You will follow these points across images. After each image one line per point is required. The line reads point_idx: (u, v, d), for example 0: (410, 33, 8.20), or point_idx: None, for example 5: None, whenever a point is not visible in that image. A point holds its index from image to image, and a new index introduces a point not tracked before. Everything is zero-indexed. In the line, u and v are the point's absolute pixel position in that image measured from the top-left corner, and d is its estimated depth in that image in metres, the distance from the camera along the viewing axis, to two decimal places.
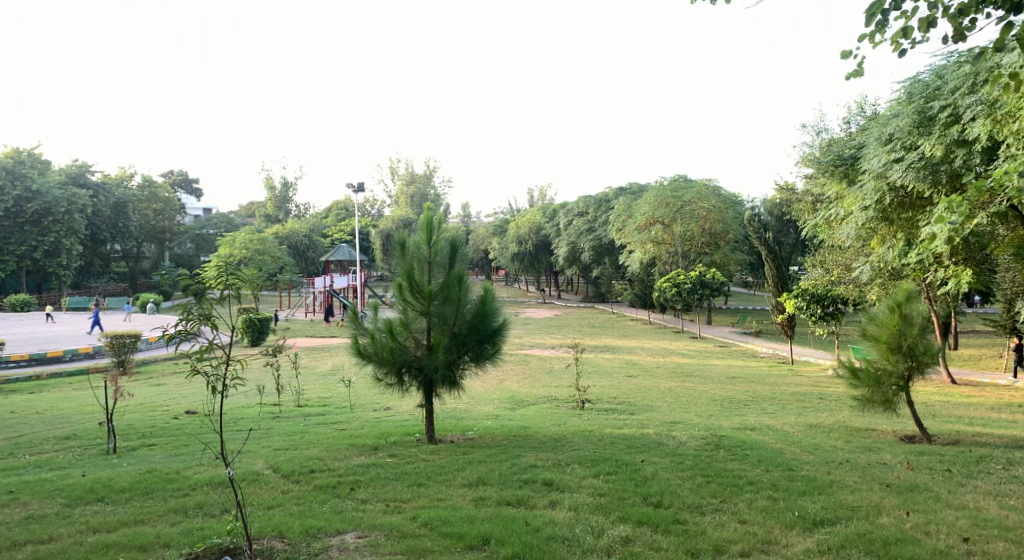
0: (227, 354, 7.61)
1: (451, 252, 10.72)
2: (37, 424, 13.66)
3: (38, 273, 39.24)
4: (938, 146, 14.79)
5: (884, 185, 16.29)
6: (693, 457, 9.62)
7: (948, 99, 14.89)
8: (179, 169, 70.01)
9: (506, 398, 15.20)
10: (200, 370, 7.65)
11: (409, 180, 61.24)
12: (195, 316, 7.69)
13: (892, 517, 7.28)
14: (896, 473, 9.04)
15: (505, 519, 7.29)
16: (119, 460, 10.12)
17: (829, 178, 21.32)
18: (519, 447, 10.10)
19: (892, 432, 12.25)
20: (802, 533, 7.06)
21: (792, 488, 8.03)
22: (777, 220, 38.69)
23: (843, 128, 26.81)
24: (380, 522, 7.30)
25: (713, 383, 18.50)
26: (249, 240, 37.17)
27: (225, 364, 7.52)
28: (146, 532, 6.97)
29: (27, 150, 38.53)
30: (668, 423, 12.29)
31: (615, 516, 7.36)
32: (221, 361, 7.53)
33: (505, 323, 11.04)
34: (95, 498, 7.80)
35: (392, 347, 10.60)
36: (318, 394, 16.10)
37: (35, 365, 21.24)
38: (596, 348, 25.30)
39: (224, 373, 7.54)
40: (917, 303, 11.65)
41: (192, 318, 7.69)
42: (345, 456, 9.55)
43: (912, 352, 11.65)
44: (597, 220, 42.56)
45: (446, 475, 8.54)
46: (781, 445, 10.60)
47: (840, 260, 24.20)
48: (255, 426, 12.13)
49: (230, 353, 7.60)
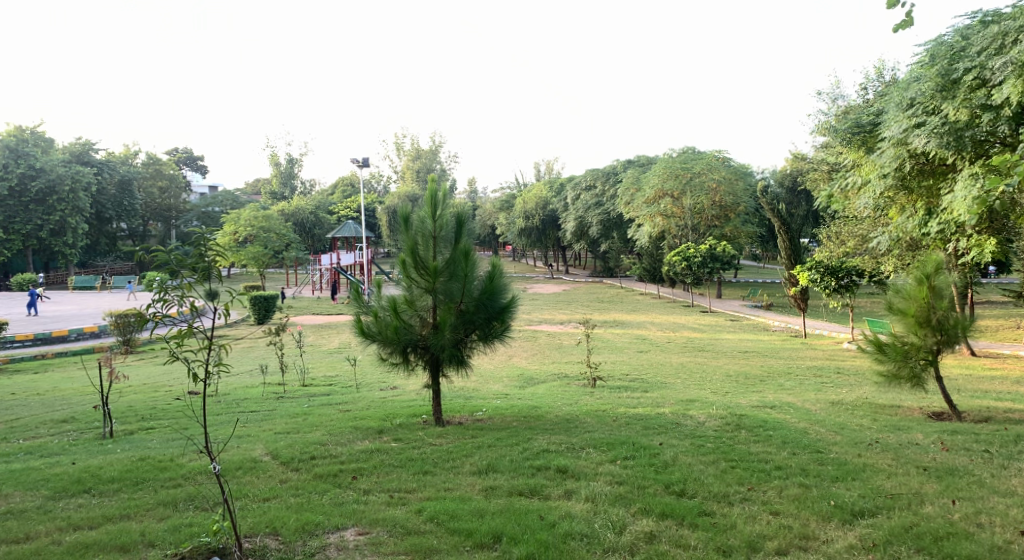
0: (210, 339, 6.99)
1: (456, 227, 10.20)
2: (35, 407, 13.26)
3: (44, 253, 38.90)
4: (961, 110, 14.09)
5: (905, 153, 15.49)
6: (714, 439, 9.11)
7: (973, 60, 14.12)
8: (183, 147, 69.44)
9: (515, 376, 14.73)
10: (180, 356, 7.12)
11: (415, 155, 60.61)
12: (173, 296, 7.13)
13: (937, 507, 6.77)
14: (931, 454, 8.53)
15: (518, 512, 6.81)
16: (114, 445, 9.68)
17: (847, 146, 20.52)
18: (531, 429, 9.61)
19: (918, 409, 11.71)
20: (842, 527, 6.55)
21: (823, 473, 7.54)
22: (788, 191, 37.89)
23: (860, 94, 25.98)
24: (384, 515, 6.82)
25: (727, 358, 18.01)
26: (255, 216, 36.47)
27: (209, 350, 6.89)
28: (130, 529, 6.52)
29: (30, 128, 38.02)
30: (684, 402, 11.76)
31: (637, 508, 6.86)
32: (205, 346, 6.89)
33: (514, 300, 10.48)
34: (82, 490, 7.34)
35: (396, 326, 10.09)
36: (323, 372, 15.69)
37: (41, 345, 20.86)
38: (606, 324, 24.84)
39: (208, 359, 6.87)
40: (946, 274, 11.10)
41: (170, 297, 7.12)
42: (348, 440, 9.09)
43: (942, 326, 11.07)
44: (605, 194, 41.76)
45: (453, 462, 8.05)
46: (805, 424, 10.08)
47: (856, 231, 23.58)
48: (256, 408, 11.66)
49: (212, 337, 6.96)
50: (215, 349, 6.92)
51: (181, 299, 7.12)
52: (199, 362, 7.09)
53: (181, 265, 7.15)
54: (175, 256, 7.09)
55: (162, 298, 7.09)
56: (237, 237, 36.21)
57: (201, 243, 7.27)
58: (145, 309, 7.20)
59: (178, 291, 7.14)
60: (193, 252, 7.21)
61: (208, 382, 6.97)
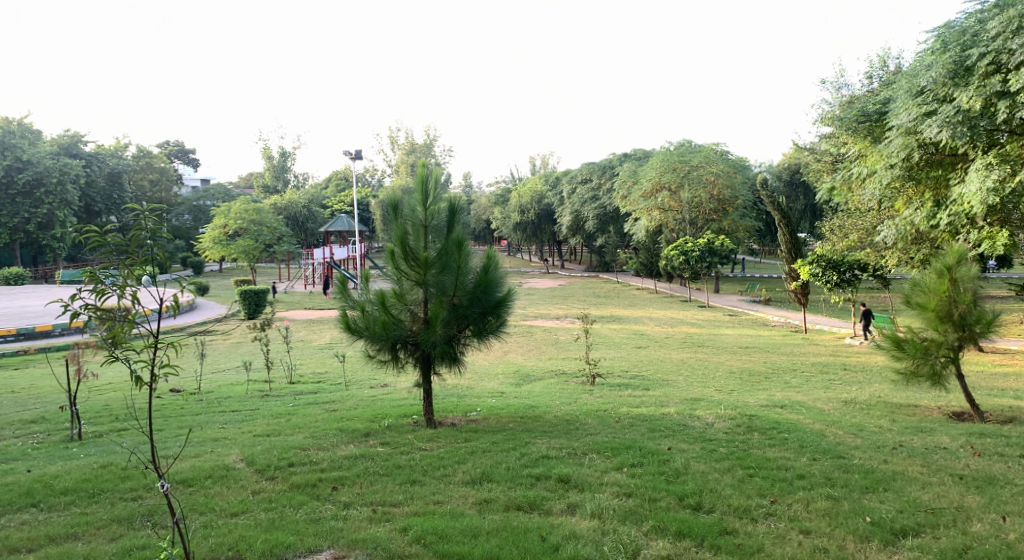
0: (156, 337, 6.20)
1: (449, 216, 9.48)
2: (7, 405, 12.55)
3: (32, 247, 38.04)
4: (976, 98, 13.23)
5: (915, 142, 14.68)
6: (726, 443, 8.42)
7: (988, 45, 13.29)
8: (174, 140, 68.37)
9: (511, 373, 14.07)
10: (119, 356, 6.32)
11: (409, 148, 59.95)
12: (108, 286, 6.28)
13: (986, 524, 6.11)
14: (963, 460, 7.85)
15: (516, 531, 6.11)
16: (78, 450, 8.93)
17: (853, 136, 19.75)
18: (528, 432, 8.90)
19: (936, 409, 11.03)
20: (883, 550, 5.86)
21: (851, 483, 6.86)
22: (786, 185, 37.25)
23: (865, 83, 25.22)
24: (364, 535, 6.11)
25: (729, 353, 17.37)
26: (246, 209, 35.45)
27: (156, 350, 6.07)
28: (74, 553, 5.82)
29: (17, 119, 37.13)
30: (690, 401, 11.09)
31: (649, 526, 6.18)
32: (149, 345, 6.09)
33: (510, 294, 9.77)
34: (29, 503, 6.61)
35: (384, 322, 9.33)
36: (312, 369, 14.99)
37: (24, 340, 20.03)
38: (603, 319, 24.17)
39: (156, 362, 6.07)
40: (969, 266, 10.37)
41: (107, 289, 6.28)
42: (331, 444, 8.36)
43: (964, 321, 10.34)
44: (601, 188, 40.98)
45: (444, 470, 7.34)
46: (820, 426, 9.40)
47: (859, 225, 22.90)
48: (238, 408, 10.92)
49: (158, 336, 6.18)
50: (162, 349, 6.12)
51: (120, 291, 6.29)
52: (142, 362, 6.28)
53: (119, 251, 6.36)
54: (110, 240, 6.22)
55: (96, 288, 6.26)
56: (227, 231, 35.24)
57: (137, 222, 6.38)
58: (72, 301, 6.31)
59: (115, 283, 6.29)
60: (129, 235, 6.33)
61: (154, 386, 6.14)
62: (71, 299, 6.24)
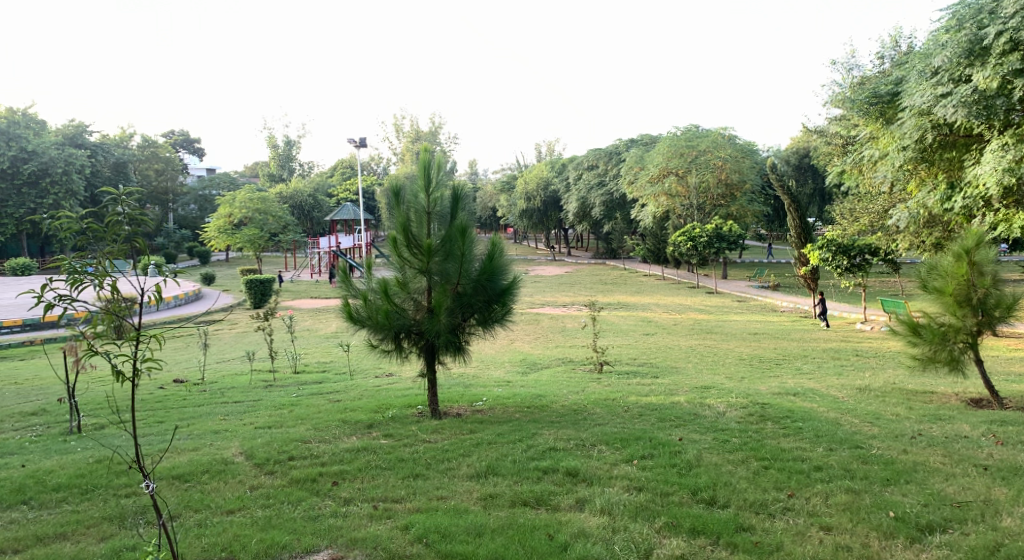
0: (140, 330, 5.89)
1: (452, 202, 9.21)
2: (8, 396, 12.33)
3: (38, 237, 37.91)
4: (993, 78, 12.81)
5: (928, 123, 14.30)
6: (739, 433, 8.16)
7: (1005, 22, 12.70)
8: (179, 130, 68.09)
9: (517, 362, 13.84)
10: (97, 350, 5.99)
11: (415, 136, 59.61)
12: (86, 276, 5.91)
13: (1014, 519, 5.86)
14: (985, 450, 7.58)
15: (522, 529, 5.87)
16: (75, 443, 8.73)
17: (864, 118, 19.28)
18: (535, 423, 8.65)
19: (954, 396, 10.74)
20: (909, 548, 5.61)
21: (871, 475, 6.60)
22: (795, 169, 36.81)
23: (876, 63, 24.75)
24: (364, 533, 5.89)
25: (738, 339, 17.09)
26: (252, 198, 35.15)
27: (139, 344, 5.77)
28: (62, 554, 5.61)
29: (22, 109, 36.97)
30: (700, 388, 10.83)
31: (662, 523, 5.94)
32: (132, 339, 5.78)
33: (515, 281, 9.48)
34: (20, 500, 6.41)
35: (387, 310, 9.08)
36: (316, 359, 14.77)
37: (28, 330, 19.82)
38: (611, 306, 23.93)
39: (138, 356, 5.80)
40: (988, 249, 10.02)
41: (83, 278, 5.93)
42: (333, 436, 8.13)
43: (983, 305, 10.02)
44: (608, 174, 40.62)
45: (449, 463, 7.11)
46: (835, 414, 9.12)
47: (870, 208, 22.54)
48: (239, 399, 10.68)
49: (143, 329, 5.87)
50: (144, 342, 5.85)
51: (98, 281, 5.96)
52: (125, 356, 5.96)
53: (96, 237, 6.04)
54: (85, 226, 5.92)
55: (72, 278, 5.88)
56: (232, 220, 35.00)
57: (117, 207, 6.07)
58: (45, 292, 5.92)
59: (93, 272, 5.93)
60: (107, 221, 6.02)
61: (137, 381, 5.86)
62: (43, 290, 5.84)
